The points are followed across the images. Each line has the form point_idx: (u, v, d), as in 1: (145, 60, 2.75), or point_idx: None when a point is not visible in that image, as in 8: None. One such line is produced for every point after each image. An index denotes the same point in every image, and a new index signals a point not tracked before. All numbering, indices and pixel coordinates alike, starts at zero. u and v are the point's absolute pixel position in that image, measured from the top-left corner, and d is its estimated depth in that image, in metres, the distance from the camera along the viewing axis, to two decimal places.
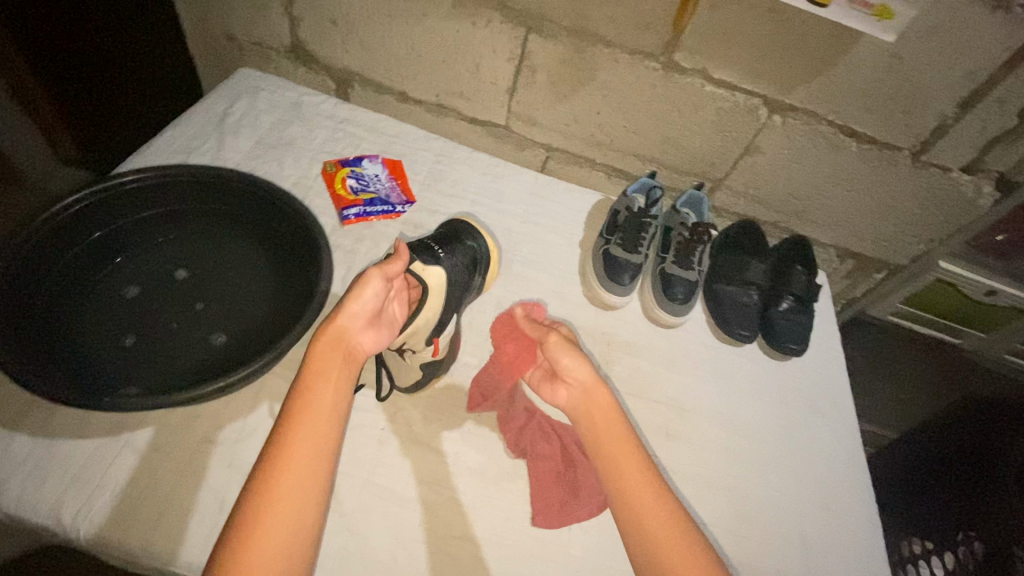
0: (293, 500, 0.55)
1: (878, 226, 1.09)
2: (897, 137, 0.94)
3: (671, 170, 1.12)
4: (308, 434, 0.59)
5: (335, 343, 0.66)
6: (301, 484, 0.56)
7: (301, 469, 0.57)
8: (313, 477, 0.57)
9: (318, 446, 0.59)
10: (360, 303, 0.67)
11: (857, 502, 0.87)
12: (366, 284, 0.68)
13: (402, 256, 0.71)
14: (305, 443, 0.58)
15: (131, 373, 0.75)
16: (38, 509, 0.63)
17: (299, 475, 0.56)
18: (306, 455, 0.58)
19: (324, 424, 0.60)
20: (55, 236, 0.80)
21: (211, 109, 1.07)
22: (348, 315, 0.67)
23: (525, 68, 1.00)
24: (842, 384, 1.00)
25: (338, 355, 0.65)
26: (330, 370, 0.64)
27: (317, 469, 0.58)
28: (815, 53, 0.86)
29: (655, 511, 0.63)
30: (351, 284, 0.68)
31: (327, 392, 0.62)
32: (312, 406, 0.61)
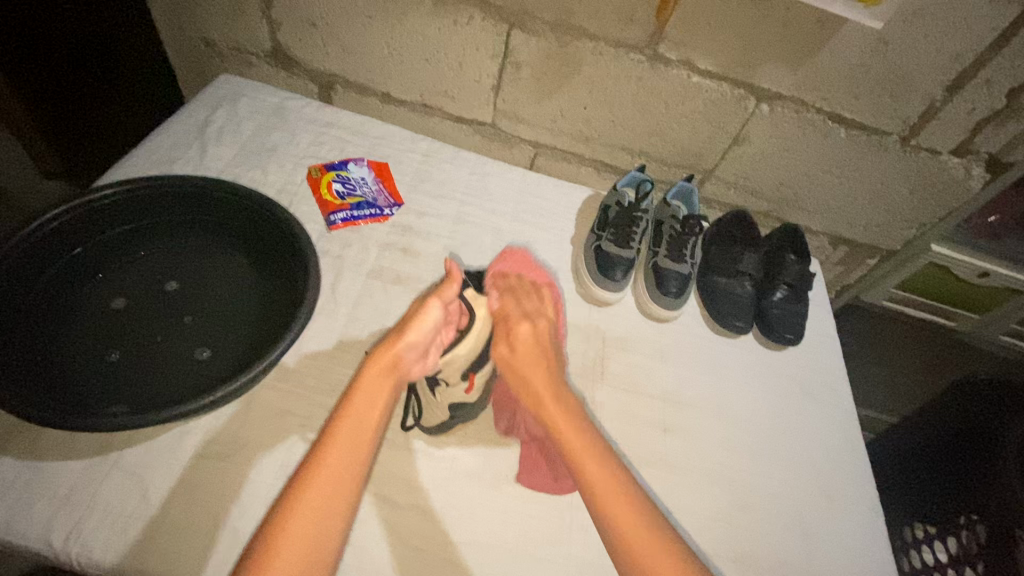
0: (308, 534, 0.55)
1: (869, 212, 1.09)
2: (885, 122, 0.93)
3: (660, 163, 1.11)
4: (336, 467, 0.59)
5: (386, 369, 0.67)
6: (319, 518, 0.56)
7: (321, 502, 0.57)
8: (331, 512, 0.57)
9: (342, 481, 0.59)
10: (418, 331, 0.70)
11: (857, 488, 0.87)
12: (427, 310, 0.71)
13: (456, 279, 0.73)
14: (329, 476, 0.58)
15: (117, 389, 0.73)
16: (26, 534, 0.62)
17: (318, 508, 0.56)
18: (327, 488, 0.58)
19: (351, 458, 0.60)
20: (34, 253, 0.79)
21: (191, 117, 1.05)
22: (408, 339, 0.69)
23: (510, 65, 0.99)
24: (839, 371, 1.00)
25: (386, 384, 0.67)
26: (373, 401, 0.65)
27: (338, 505, 0.58)
28: (799, 41, 0.86)
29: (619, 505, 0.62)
30: (410, 313, 0.72)
31: (364, 424, 0.63)
32: (344, 438, 0.61)
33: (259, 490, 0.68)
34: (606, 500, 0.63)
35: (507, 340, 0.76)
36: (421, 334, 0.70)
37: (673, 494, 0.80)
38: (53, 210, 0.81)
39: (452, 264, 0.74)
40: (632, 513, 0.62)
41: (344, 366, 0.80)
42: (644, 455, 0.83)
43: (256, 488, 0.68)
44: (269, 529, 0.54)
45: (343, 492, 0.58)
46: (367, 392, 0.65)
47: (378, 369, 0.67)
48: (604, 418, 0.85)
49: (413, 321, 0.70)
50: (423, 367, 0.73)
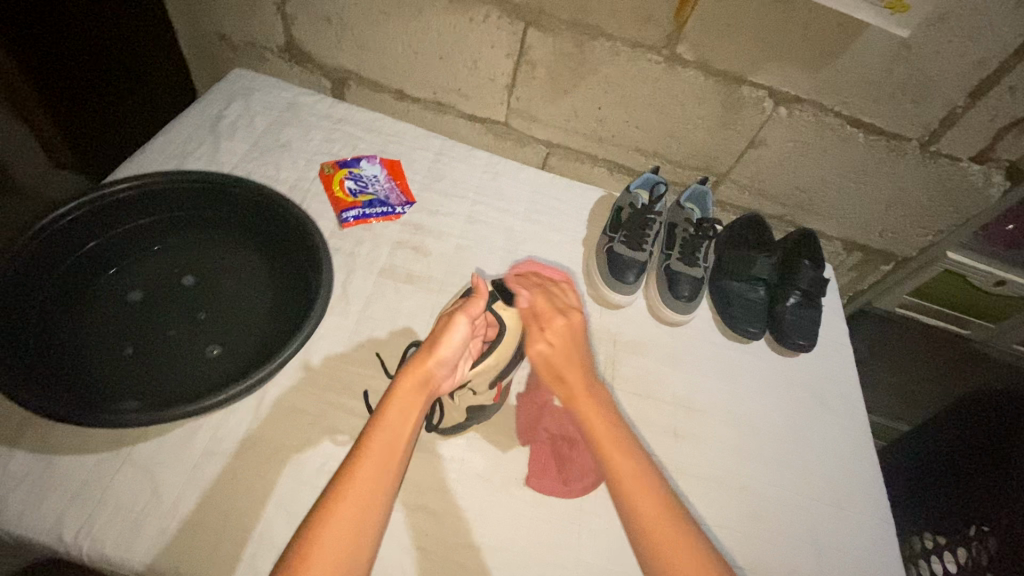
0: (341, 551, 0.55)
1: (886, 218, 1.07)
2: (905, 128, 0.92)
3: (674, 165, 1.10)
4: (370, 482, 0.59)
5: (418, 383, 0.67)
6: (353, 535, 0.56)
7: (355, 518, 0.57)
8: (363, 529, 0.57)
9: (374, 498, 0.59)
10: (450, 346, 0.70)
11: (869, 498, 0.86)
12: (455, 325, 0.70)
13: (483, 295, 0.74)
14: (364, 492, 0.58)
15: (129, 385, 0.73)
16: (39, 527, 0.62)
17: (352, 524, 0.56)
18: (360, 503, 0.58)
19: (386, 474, 0.60)
20: (48, 249, 0.79)
21: (205, 112, 1.05)
22: (438, 355, 0.69)
23: (525, 64, 0.98)
24: (850, 379, 0.99)
25: (418, 400, 0.67)
26: (406, 416, 0.65)
27: (370, 521, 0.57)
28: (820, 43, 0.84)
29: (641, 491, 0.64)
30: (439, 328, 0.71)
31: (398, 440, 0.63)
32: (377, 453, 0.61)
33: (268, 489, 0.68)
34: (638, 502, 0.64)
35: (542, 335, 0.76)
36: (452, 351, 0.70)
37: (682, 500, 0.80)
38: (67, 204, 0.80)
39: (479, 279, 0.75)
40: (667, 526, 0.62)
41: (354, 364, 0.80)
42: (653, 459, 0.83)
43: (266, 486, 0.68)
44: (303, 539, 0.55)
45: (375, 508, 0.58)
46: (400, 405, 0.65)
47: (410, 385, 0.67)
48: None
49: (442, 337, 0.70)
50: (453, 381, 0.73)
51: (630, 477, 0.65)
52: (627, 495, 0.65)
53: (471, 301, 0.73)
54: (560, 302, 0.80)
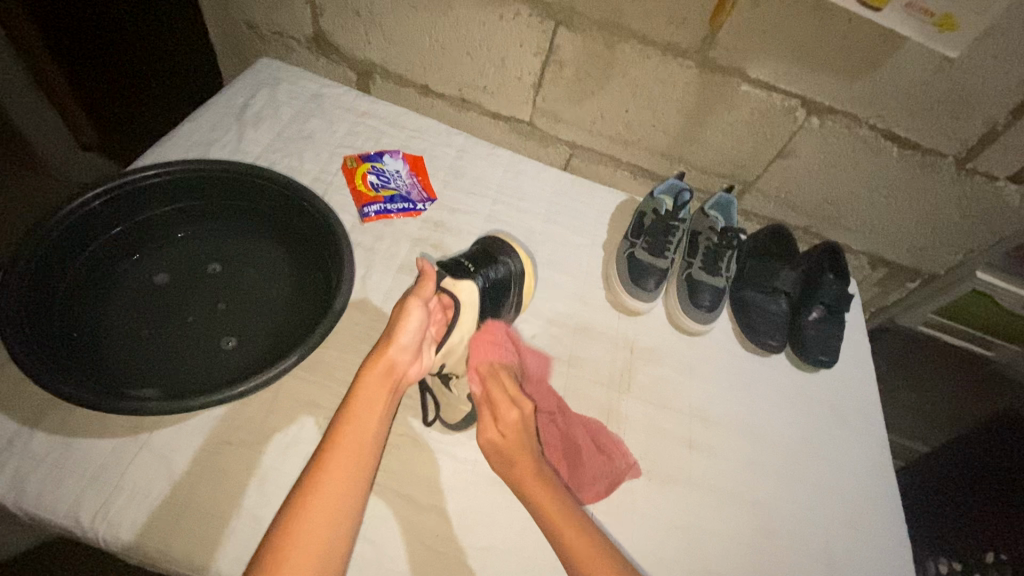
0: (318, 541, 0.55)
1: (914, 234, 1.05)
2: (942, 143, 0.89)
3: (699, 171, 1.08)
4: (342, 476, 0.60)
5: (383, 375, 0.68)
6: (328, 526, 0.56)
7: (330, 509, 0.57)
8: (339, 519, 0.57)
9: (348, 488, 0.59)
10: (407, 333, 0.70)
11: (887, 520, 0.84)
12: (412, 311, 0.71)
13: (430, 277, 0.75)
14: (336, 483, 0.59)
15: (149, 374, 0.74)
16: (56, 510, 0.63)
17: (326, 515, 0.57)
18: (333, 494, 0.58)
19: (357, 464, 0.61)
20: (68, 237, 0.78)
21: (231, 100, 1.05)
22: (398, 343, 0.69)
23: (553, 63, 0.97)
24: (871, 395, 0.97)
25: (384, 389, 0.67)
26: (373, 407, 0.65)
27: (344, 511, 0.58)
28: (859, 54, 0.82)
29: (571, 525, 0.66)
30: (395, 318, 0.72)
31: (366, 430, 0.64)
32: (348, 445, 0.62)
33: (281, 481, 0.68)
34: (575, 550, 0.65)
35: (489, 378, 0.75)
36: (410, 336, 0.71)
37: (694, 514, 0.79)
38: (90, 190, 0.80)
39: (423, 262, 0.75)
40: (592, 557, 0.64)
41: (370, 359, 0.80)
42: (668, 470, 0.82)
43: (279, 478, 0.68)
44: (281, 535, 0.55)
45: (349, 499, 0.59)
46: (367, 399, 0.66)
47: (376, 375, 0.67)
48: (629, 432, 0.84)
49: (399, 324, 0.70)
50: (419, 367, 0.74)
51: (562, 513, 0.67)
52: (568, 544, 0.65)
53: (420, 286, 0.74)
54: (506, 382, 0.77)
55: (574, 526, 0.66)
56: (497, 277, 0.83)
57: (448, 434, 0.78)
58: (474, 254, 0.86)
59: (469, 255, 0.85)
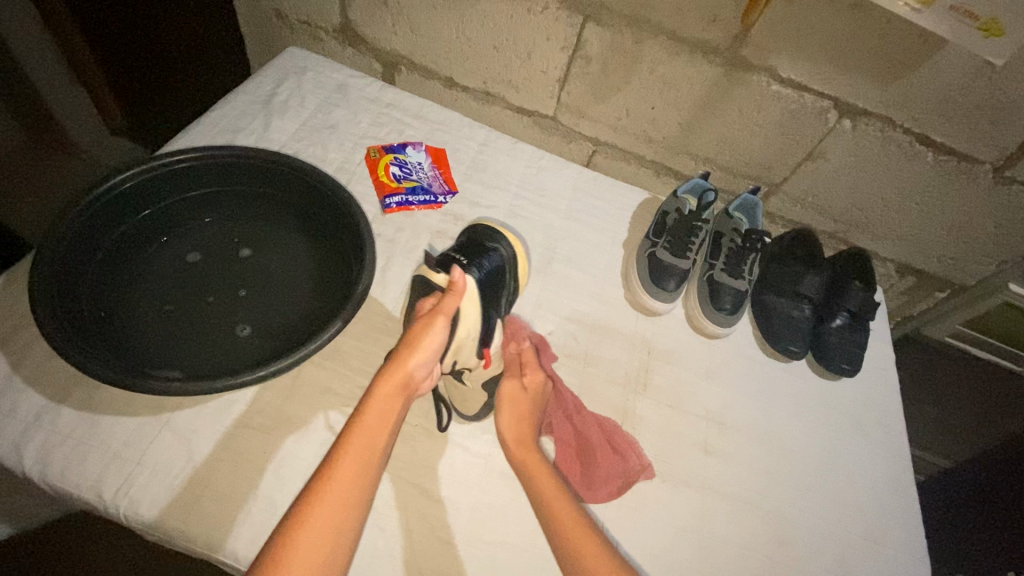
0: (319, 547, 0.55)
1: (946, 243, 1.02)
2: (980, 150, 0.86)
3: (724, 172, 1.06)
4: (348, 482, 0.59)
5: (397, 386, 0.67)
6: (331, 532, 0.56)
7: (335, 514, 0.57)
8: (341, 527, 0.57)
9: (352, 497, 0.59)
10: (429, 349, 0.69)
11: (907, 536, 0.82)
12: (436, 327, 0.70)
13: (457, 292, 0.73)
14: (341, 492, 0.58)
15: (172, 357, 0.75)
16: (80, 483, 0.64)
17: (331, 522, 0.57)
18: (340, 500, 0.58)
19: (363, 470, 0.61)
20: (101, 218, 0.80)
21: (258, 88, 1.06)
22: (417, 356, 0.68)
23: (579, 58, 0.96)
24: (895, 408, 0.94)
25: (397, 403, 0.66)
26: (384, 415, 0.65)
27: (346, 520, 0.58)
28: (897, 56, 0.80)
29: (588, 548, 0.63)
30: (415, 332, 0.70)
31: (374, 441, 0.63)
32: (358, 450, 0.62)
33: (297, 465, 0.69)
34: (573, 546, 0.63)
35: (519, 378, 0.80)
36: (429, 351, 0.69)
37: (707, 518, 0.78)
38: (124, 171, 0.81)
39: (456, 276, 0.74)
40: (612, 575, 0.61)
41: (388, 350, 0.80)
42: (683, 475, 0.81)
43: (295, 463, 0.69)
44: (282, 537, 0.55)
45: (353, 507, 0.59)
46: (380, 406, 0.65)
47: (390, 386, 0.66)
48: (643, 433, 0.83)
49: (421, 337, 0.69)
50: (432, 379, 0.73)
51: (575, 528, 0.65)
52: (566, 543, 0.64)
53: (446, 300, 0.73)
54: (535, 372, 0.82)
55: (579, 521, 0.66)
56: (488, 266, 0.82)
57: (463, 427, 0.78)
58: (462, 247, 0.85)
59: (459, 247, 0.84)
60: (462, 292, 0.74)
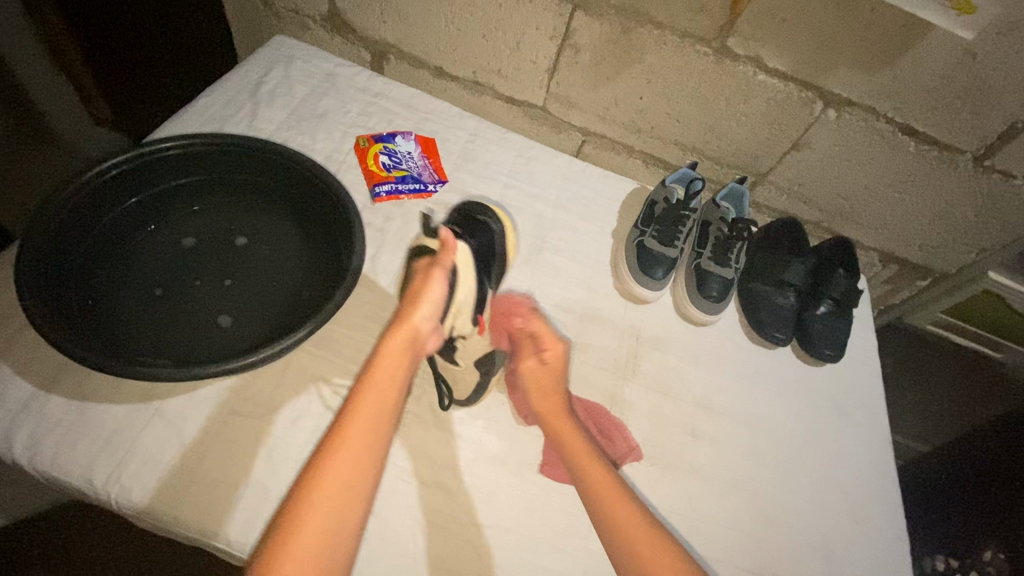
0: (337, 499, 0.57)
1: (928, 231, 1.04)
2: (960, 139, 0.88)
3: (712, 162, 1.07)
4: (360, 436, 0.61)
5: (405, 343, 0.69)
6: (347, 485, 0.58)
7: (349, 467, 0.59)
8: (360, 474, 0.59)
9: (368, 449, 0.60)
10: (430, 302, 0.72)
11: (887, 518, 0.84)
12: (433, 280, 0.73)
13: (451, 247, 0.76)
14: (356, 444, 0.60)
15: (159, 344, 0.75)
16: (71, 472, 0.64)
17: (345, 475, 0.58)
18: (354, 455, 0.59)
19: (375, 425, 0.62)
20: (86, 206, 0.79)
21: (246, 76, 1.05)
22: (420, 310, 0.71)
23: (568, 48, 0.97)
24: (877, 392, 0.97)
25: (405, 356, 0.68)
26: (392, 370, 0.66)
27: (365, 470, 0.59)
28: (879, 46, 0.81)
29: (619, 507, 0.66)
30: (417, 288, 0.73)
31: (389, 387, 0.65)
32: (369, 406, 0.63)
33: (289, 451, 0.69)
34: (601, 501, 0.67)
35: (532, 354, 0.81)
36: (433, 306, 0.72)
37: (693, 501, 0.80)
38: (111, 159, 0.81)
39: (445, 234, 0.77)
40: (639, 531, 0.64)
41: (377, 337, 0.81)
42: (671, 458, 0.82)
43: (286, 449, 0.69)
44: (301, 491, 0.57)
45: (370, 458, 0.60)
46: (387, 363, 0.66)
47: (397, 342, 0.68)
48: (631, 417, 0.85)
49: (422, 293, 0.72)
50: (437, 337, 0.75)
51: (602, 484, 0.68)
52: (599, 500, 0.68)
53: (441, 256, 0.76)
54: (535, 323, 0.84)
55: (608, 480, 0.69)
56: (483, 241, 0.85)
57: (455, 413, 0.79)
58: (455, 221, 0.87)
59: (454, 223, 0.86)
60: (455, 248, 0.77)
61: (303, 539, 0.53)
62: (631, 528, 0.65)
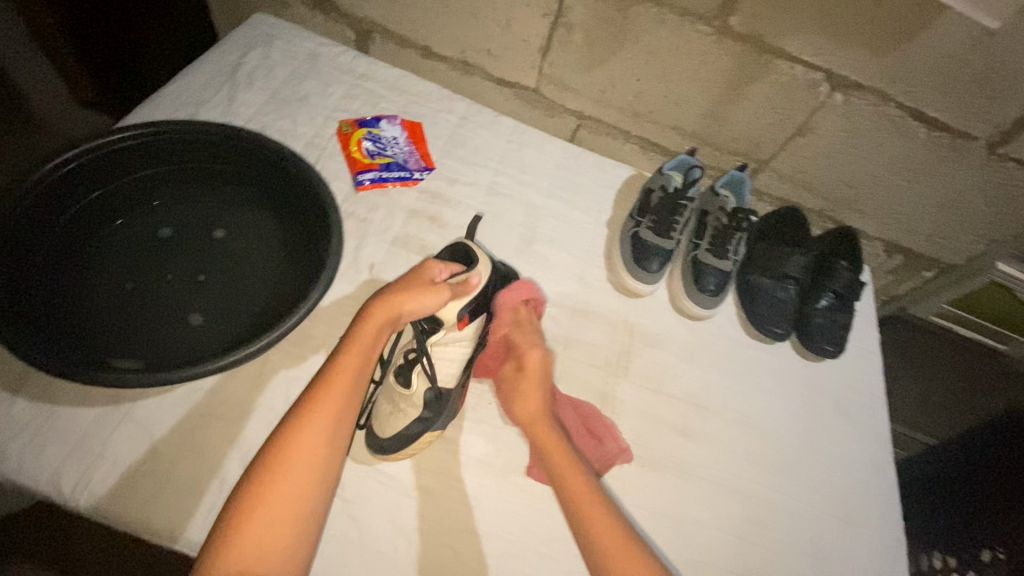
0: (307, 468, 0.56)
1: (935, 221, 1.00)
2: (973, 125, 0.83)
3: (712, 148, 1.02)
4: (333, 407, 0.60)
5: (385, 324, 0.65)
6: (318, 454, 0.57)
7: (320, 438, 0.58)
8: (331, 445, 0.59)
9: (339, 420, 0.60)
10: (421, 307, 0.66)
11: (883, 520, 0.82)
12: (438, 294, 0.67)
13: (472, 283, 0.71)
14: (327, 414, 0.59)
15: (128, 344, 0.72)
16: (38, 478, 0.62)
17: (317, 444, 0.58)
18: (324, 424, 0.59)
19: (347, 397, 0.62)
20: (47, 200, 0.75)
21: (223, 57, 1.00)
22: (410, 305, 0.66)
23: (561, 26, 0.91)
24: (878, 390, 0.94)
25: (382, 332, 0.66)
26: (368, 344, 0.65)
27: (335, 441, 0.59)
28: (892, 26, 0.76)
29: (602, 522, 0.63)
30: (419, 288, 0.66)
31: (364, 360, 0.64)
32: (343, 377, 0.62)
33: None
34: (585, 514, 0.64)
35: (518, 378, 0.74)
36: (421, 301, 0.66)
37: (686, 503, 0.77)
38: (70, 150, 0.77)
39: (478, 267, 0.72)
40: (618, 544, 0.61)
41: None
42: (663, 458, 0.80)
43: None
44: (270, 458, 0.56)
45: (341, 430, 0.60)
46: (363, 337, 0.65)
47: (376, 320, 0.65)
48: (623, 417, 0.82)
49: (419, 293, 0.66)
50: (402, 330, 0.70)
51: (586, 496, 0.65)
52: (581, 510, 0.64)
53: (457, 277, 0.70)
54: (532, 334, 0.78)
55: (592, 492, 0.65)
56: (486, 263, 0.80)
57: None
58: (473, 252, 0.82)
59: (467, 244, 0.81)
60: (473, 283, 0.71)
61: (272, 505, 0.54)
62: (611, 542, 0.61)
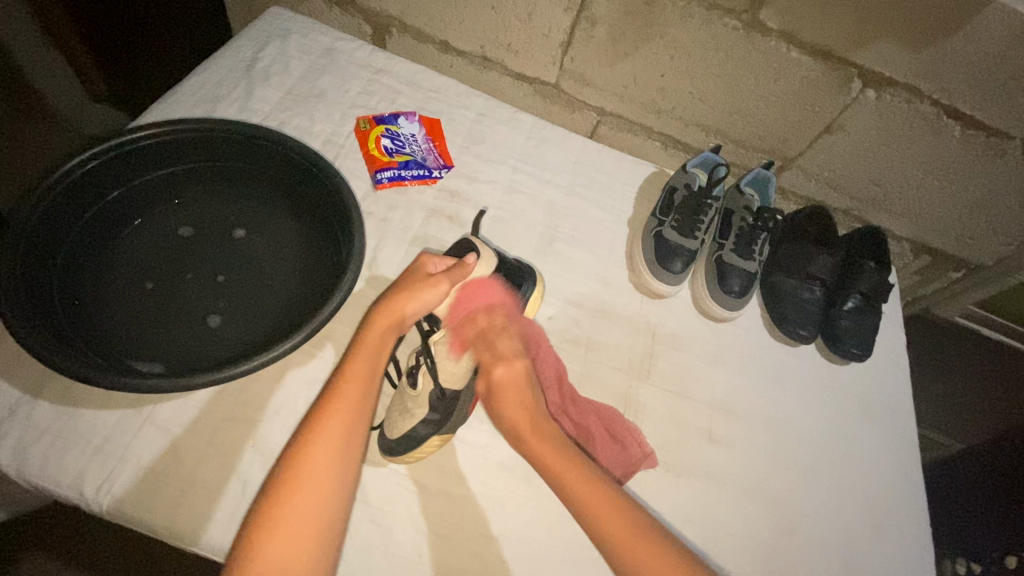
0: (327, 466, 0.56)
1: (966, 221, 0.97)
2: (1011, 123, 0.81)
3: (736, 145, 1.00)
4: (349, 406, 0.60)
5: (391, 326, 0.67)
6: (336, 452, 0.57)
7: (338, 436, 0.58)
8: (350, 443, 0.59)
9: (357, 419, 0.60)
10: (421, 304, 0.69)
11: (912, 527, 0.81)
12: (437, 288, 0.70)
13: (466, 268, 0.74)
14: (345, 413, 0.60)
15: (150, 347, 0.71)
16: (61, 481, 0.62)
17: (336, 442, 0.58)
18: (341, 424, 0.59)
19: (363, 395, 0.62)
20: (66, 201, 0.74)
21: (239, 53, 0.99)
22: (412, 304, 0.68)
23: (584, 20, 0.89)
24: (906, 394, 0.92)
25: (390, 333, 0.67)
26: (379, 344, 0.65)
27: (354, 438, 0.59)
28: (929, 20, 0.73)
29: (614, 516, 0.61)
30: (418, 285, 0.69)
31: (377, 359, 0.65)
32: (358, 376, 0.63)
33: None
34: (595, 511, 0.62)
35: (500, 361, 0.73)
36: (422, 298, 0.69)
37: (711, 509, 0.76)
38: (89, 150, 0.76)
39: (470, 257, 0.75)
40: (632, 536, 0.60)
41: None
42: (687, 463, 0.79)
43: None
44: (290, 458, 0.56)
45: (359, 428, 0.60)
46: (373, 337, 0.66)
47: (385, 320, 0.67)
48: (646, 421, 0.81)
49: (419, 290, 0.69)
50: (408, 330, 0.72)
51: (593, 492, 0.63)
52: (592, 511, 0.62)
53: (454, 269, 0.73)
54: (524, 330, 0.76)
55: (599, 486, 0.64)
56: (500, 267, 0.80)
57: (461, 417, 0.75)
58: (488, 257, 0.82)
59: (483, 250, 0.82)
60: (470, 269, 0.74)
61: (294, 504, 0.54)
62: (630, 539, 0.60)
